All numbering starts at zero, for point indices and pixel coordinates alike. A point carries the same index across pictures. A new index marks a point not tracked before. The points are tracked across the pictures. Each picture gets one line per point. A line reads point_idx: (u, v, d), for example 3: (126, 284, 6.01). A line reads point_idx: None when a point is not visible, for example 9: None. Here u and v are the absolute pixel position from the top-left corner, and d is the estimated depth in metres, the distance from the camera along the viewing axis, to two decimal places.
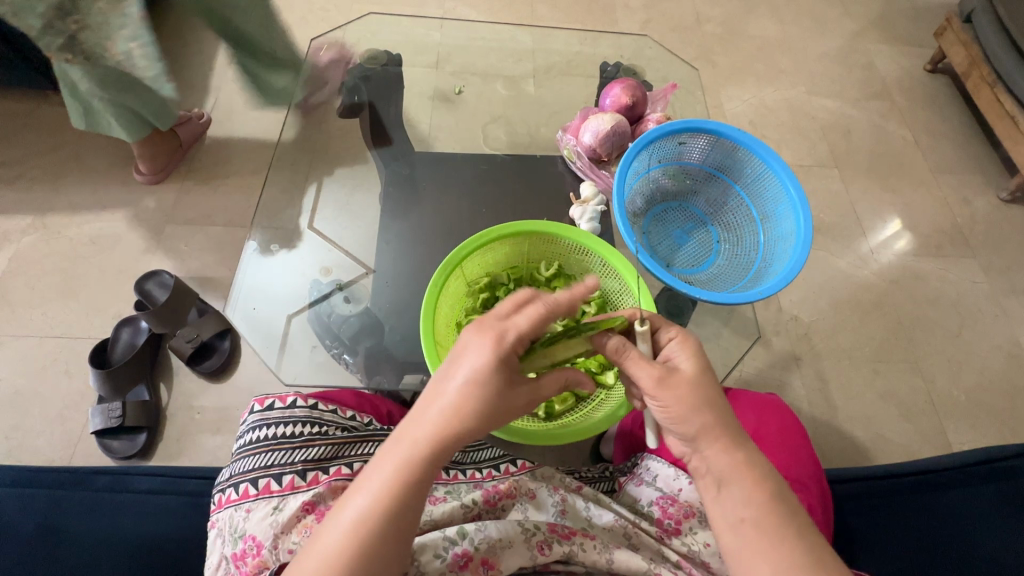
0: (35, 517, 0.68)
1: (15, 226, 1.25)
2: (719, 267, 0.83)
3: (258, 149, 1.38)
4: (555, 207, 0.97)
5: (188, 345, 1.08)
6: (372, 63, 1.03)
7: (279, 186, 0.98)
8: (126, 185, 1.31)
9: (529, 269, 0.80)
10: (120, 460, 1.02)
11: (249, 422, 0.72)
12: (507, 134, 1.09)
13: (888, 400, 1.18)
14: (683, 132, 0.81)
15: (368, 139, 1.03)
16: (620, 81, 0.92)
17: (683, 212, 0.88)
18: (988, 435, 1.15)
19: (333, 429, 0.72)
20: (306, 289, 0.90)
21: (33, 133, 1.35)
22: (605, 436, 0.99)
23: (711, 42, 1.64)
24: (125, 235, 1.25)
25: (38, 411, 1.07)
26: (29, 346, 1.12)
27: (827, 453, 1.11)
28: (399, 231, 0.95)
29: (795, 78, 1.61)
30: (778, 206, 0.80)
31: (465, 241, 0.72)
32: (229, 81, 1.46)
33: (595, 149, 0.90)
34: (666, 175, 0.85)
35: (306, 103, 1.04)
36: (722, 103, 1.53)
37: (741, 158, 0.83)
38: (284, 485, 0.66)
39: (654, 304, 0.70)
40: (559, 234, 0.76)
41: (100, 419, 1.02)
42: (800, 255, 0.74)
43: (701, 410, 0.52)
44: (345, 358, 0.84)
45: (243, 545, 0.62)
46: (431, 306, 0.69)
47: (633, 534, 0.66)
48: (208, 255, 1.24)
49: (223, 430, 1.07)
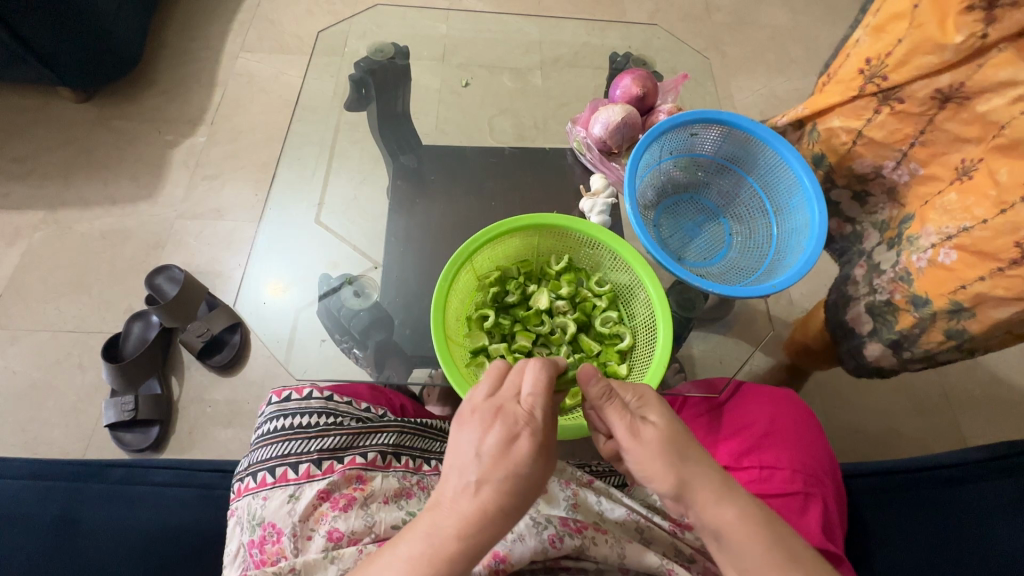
0: (52, 509, 0.69)
1: (27, 222, 1.26)
2: (731, 260, 0.83)
3: (265, 143, 1.38)
4: (565, 201, 0.96)
5: (199, 339, 1.09)
6: (379, 56, 1.01)
7: (287, 181, 0.97)
8: (135, 180, 1.31)
9: (539, 263, 0.80)
10: (134, 453, 1.03)
11: (268, 413, 0.74)
12: (514, 127, 1.09)
13: (901, 393, 1.16)
14: (695, 124, 0.80)
15: (373, 131, 1.02)
16: (631, 72, 0.91)
17: (694, 205, 0.87)
18: (1003, 431, 1.13)
19: (348, 420, 0.73)
20: (314, 284, 0.89)
21: (43, 129, 1.36)
22: None
23: (721, 32, 1.62)
24: (135, 230, 1.26)
25: (53, 404, 1.08)
26: (43, 340, 1.14)
27: (837, 447, 1.11)
28: (407, 226, 0.95)
29: (806, 67, 1.58)
30: (793, 198, 0.79)
31: (476, 235, 0.71)
32: (236, 75, 1.46)
33: (605, 141, 0.89)
34: (677, 167, 0.84)
35: (313, 97, 1.03)
36: (733, 94, 1.51)
37: (754, 149, 0.81)
38: (300, 474, 0.67)
39: (665, 298, 0.70)
40: (569, 227, 0.74)
41: (114, 412, 1.03)
42: (813, 247, 0.72)
43: (676, 463, 0.51)
44: (354, 352, 0.81)
45: (261, 532, 0.64)
46: (441, 299, 0.68)
47: (646, 528, 0.66)
48: (218, 250, 1.24)
49: (234, 424, 1.07)
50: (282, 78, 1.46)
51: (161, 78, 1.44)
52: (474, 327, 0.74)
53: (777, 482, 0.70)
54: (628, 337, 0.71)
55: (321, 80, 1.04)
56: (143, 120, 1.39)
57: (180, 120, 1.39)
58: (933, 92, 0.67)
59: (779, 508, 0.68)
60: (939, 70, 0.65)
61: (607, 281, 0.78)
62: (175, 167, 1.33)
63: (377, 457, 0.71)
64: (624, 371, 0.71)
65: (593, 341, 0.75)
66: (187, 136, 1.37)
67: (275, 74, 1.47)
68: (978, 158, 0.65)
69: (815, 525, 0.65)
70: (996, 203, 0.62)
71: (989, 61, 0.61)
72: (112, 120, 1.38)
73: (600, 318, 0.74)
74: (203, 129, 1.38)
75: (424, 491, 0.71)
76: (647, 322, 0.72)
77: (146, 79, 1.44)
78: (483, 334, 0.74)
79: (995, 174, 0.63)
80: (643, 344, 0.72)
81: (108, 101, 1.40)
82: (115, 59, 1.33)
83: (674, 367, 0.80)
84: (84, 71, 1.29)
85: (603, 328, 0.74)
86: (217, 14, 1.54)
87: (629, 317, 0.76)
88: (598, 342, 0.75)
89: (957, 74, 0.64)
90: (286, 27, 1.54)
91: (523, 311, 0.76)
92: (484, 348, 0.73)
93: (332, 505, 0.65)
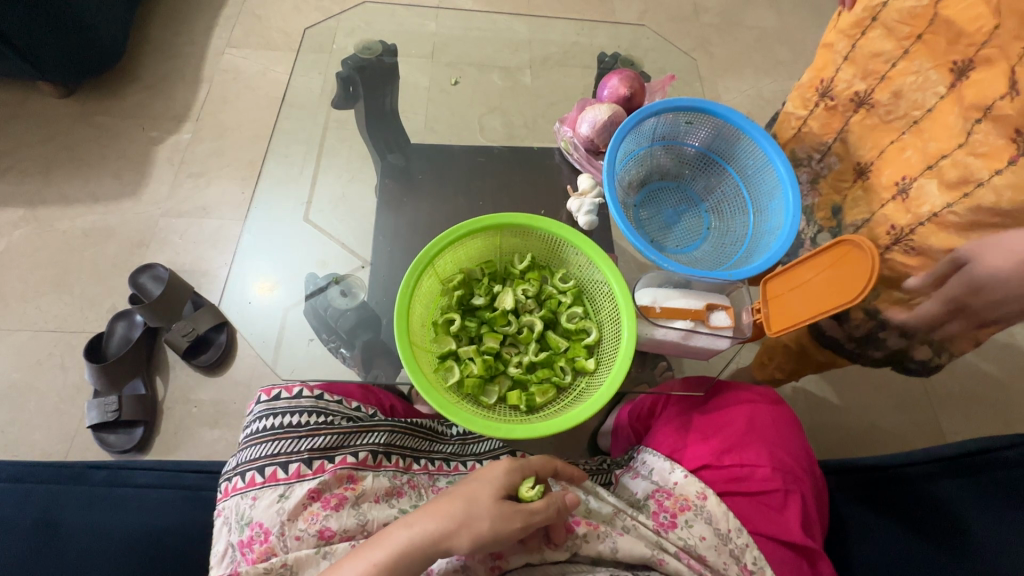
0: (31, 513, 0.68)
1: (7, 219, 1.23)
2: (704, 251, 0.83)
3: (251, 141, 1.36)
4: (553, 199, 0.97)
5: (184, 339, 1.08)
6: (367, 54, 1.02)
7: (274, 179, 0.97)
8: (118, 177, 1.29)
9: (503, 264, 0.80)
10: (118, 455, 1.02)
11: (257, 412, 0.73)
12: (503, 125, 1.09)
13: (884, 390, 1.18)
14: (690, 112, 0.81)
15: (362, 130, 1.02)
16: (618, 72, 0.91)
17: (678, 195, 0.87)
18: (980, 425, 1.16)
19: (339, 419, 0.72)
20: (301, 283, 0.89)
21: (23, 125, 1.33)
22: (602, 428, 1.01)
23: (709, 33, 1.63)
24: (119, 228, 1.24)
25: (34, 405, 1.06)
26: (24, 340, 1.12)
27: (820, 443, 1.13)
28: (395, 223, 0.95)
29: (792, 69, 1.60)
30: (771, 196, 0.80)
31: (437, 238, 0.71)
32: (221, 72, 1.44)
33: (592, 140, 0.89)
34: (666, 154, 0.86)
35: (299, 95, 1.02)
36: (720, 95, 1.53)
37: (738, 145, 0.82)
38: (290, 473, 0.67)
39: (629, 293, 0.69)
40: (529, 226, 0.74)
41: (97, 413, 1.02)
42: (782, 244, 0.74)
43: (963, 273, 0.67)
44: (341, 352, 0.80)
45: (249, 533, 0.64)
46: (404, 306, 0.67)
47: (631, 525, 0.68)
48: (203, 248, 1.23)
49: (221, 425, 1.07)
50: (268, 74, 1.45)
51: (146, 73, 1.42)
52: (441, 332, 0.73)
53: (758, 481, 0.71)
54: (594, 329, 0.71)
55: (309, 77, 1.03)
56: (127, 116, 1.37)
57: (165, 117, 1.37)
58: (852, 95, 0.81)
59: (760, 504, 0.70)
60: (852, 70, 0.80)
61: (571, 278, 0.78)
62: (160, 164, 1.32)
63: (368, 456, 0.71)
64: (591, 365, 0.70)
65: (559, 338, 0.75)
66: (171, 133, 1.36)
67: (261, 70, 1.45)
68: (871, 159, 0.80)
69: (794, 523, 0.68)
70: (880, 196, 0.77)
71: (889, 69, 0.76)
72: (95, 116, 1.36)
73: (566, 315, 0.74)
74: (189, 125, 1.37)
75: (415, 490, 0.71)
76: (610, 315, 0.72)
77: (129, 74, 1.42)
78: (450, 337, 0.73)
79: (880, 172, 0.78)
80: (608, 336, 0.71)
81: (90, 96, 1.38)
82: (99, 55, 1.32)
83: (662, 365, 0.77)
84: (66, 66, 1.27)
85: (570, 325, 0.74)
86: (202, 8, 1.52)
87: (595, 311, 0.76)
88: (565, 339, 0.75)
89: (868, 79, 0.78)
90: (272, 23, 1.52)
91: (489, 313, 0.76)
92: (451, 352, 0.72)
93: (323, 504, 0.66)
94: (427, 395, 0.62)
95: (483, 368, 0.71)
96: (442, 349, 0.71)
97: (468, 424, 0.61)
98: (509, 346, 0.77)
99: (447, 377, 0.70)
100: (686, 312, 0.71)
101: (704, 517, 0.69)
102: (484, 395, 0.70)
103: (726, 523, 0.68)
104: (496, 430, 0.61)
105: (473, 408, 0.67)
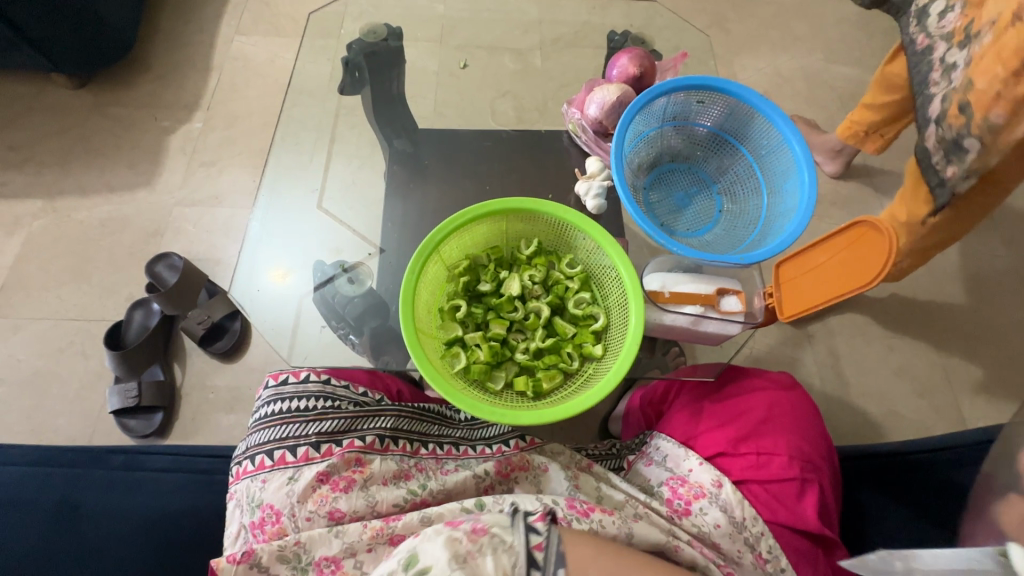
0: (55, 494, 0.70)
1: (28, 210, 1.26)
2: (716, 234, 0.81)
3: (262, 128, 1.37)
4: (561, 184, 0.95)
5: (200, 326, 1.10)
6: (372, 38, 0.99)
7: (282, 167, 0.96)
8: (132, 167, 1.31)
9: (509, 249, 0.79)
10: (138, 439, 1.05)
11: (265, 396, 0.75)
12: (514, 109, 1.07)
13: (903, 376, 1.15)
14: (703, 91, 0.78)
15: (368, 115, 1.00)
16: (628, 51, 0.89)
17: (689, 177, 0.85)
18: (1006, 411, 1.12)
19: (346, 404, 0.73)
20: (310, 271, 0.89)
21: (39, 116, 1.35)
22: (613, 413, 1.00)
23: (725, 9, 1.58)
24: (135, 218, 1.26)
25: (58, 391, 1.10)
26: (46, 328, 1.15)
27: (836, 429, 1.10)
28: (404, 209, 0.94)
29: (812, 45, 1.54)
30: (786, 176, 0.77)
31: (442, 224, 0.70)
32: (231, 59, 1.44)
33: (601, 121, 0.87)
34: (677, 135, 0.84)
35: (306, 81, 1.01)
36: (736, 73, 1.48)
37: (752, 125, 0.80)
38: (299, 456, 0.68)
39: (637, 278, 0.68)
40: (536, 211, 0.73)
41: (118, 399, 1.04)
42: (796, 226, 0.71)
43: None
44: (350, 338, 0.82)
45: (261, 514, 0.65)
46: (409, 293, 0.66)
47: (643, 513, 0.69)
48: (216, 238, 1.24)
49: (237, 410, 1.08)
50: (277, 62, 1.44)
51: (157, 63, 1.43)
52: (447, 318, 0.73)
53: (775, 468, 0.69)
54: (601, 315, 0.70)
55: (317, 63, 1.02)
56: (139, 106, 1.38)
57: (176, 106, 1.38)
58: None
59: (776, 492, 0.69)
60: None
61: (578, 263, 0.77)
62: (172, 154, 1.33)
63: (375, 440, 0.72)
64: (598, 352, 0.70)
65: (566, 324, 0.74)
66: (183, 122, 1.37)
67: (270, 57, 1.45)
68: None
69: (810, 511, 0.68)
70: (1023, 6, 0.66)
71: None
72: (108, 107, 1.37)
73: (573, 300, 0.73)
74: (199, 114, 1.37)
75: (423, 473, 0.72)
76: (618, 300, 0.71)
77: (141, 64, 1.43)
78: (456, 324, 0.73)
79: None
80: (615, 322, 0.71)
81: (104, 87, 1.39)
82: (110, 44, 1.32)
83: (673, 351, 0.77)
84: (79, 57, 1.28)
85: (577, 310, 0.73)
86: None
87: (603, 297, 0.75)
88: (572, 325, 0.74)
89: None
90: (281, 9, 1.51)
91: (496, 299, 0.75)
92: (458, 338, 0.72)
93: (332, 486, 0.66)
94: (433, 381, 0.62)
95: (490, 355, 0.71)
96: (448, 335, 0.71)
97: (474, 411, 0.61)
98: (516, 333, 0.76)
99: (453, 363, 0.69)
100: (697, 296, 0.70)
101: (719, 505, 0.68)
102: (491, 381, 0.70)
103: (742, 511, 0.67)
104: (501, 416, 0.61)
105: (480, 394, 0.67)
